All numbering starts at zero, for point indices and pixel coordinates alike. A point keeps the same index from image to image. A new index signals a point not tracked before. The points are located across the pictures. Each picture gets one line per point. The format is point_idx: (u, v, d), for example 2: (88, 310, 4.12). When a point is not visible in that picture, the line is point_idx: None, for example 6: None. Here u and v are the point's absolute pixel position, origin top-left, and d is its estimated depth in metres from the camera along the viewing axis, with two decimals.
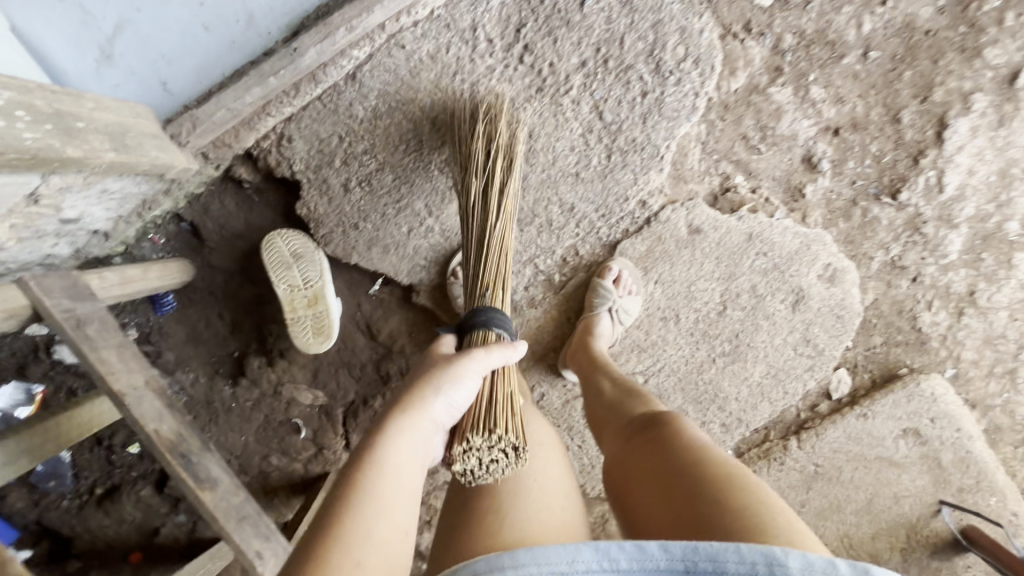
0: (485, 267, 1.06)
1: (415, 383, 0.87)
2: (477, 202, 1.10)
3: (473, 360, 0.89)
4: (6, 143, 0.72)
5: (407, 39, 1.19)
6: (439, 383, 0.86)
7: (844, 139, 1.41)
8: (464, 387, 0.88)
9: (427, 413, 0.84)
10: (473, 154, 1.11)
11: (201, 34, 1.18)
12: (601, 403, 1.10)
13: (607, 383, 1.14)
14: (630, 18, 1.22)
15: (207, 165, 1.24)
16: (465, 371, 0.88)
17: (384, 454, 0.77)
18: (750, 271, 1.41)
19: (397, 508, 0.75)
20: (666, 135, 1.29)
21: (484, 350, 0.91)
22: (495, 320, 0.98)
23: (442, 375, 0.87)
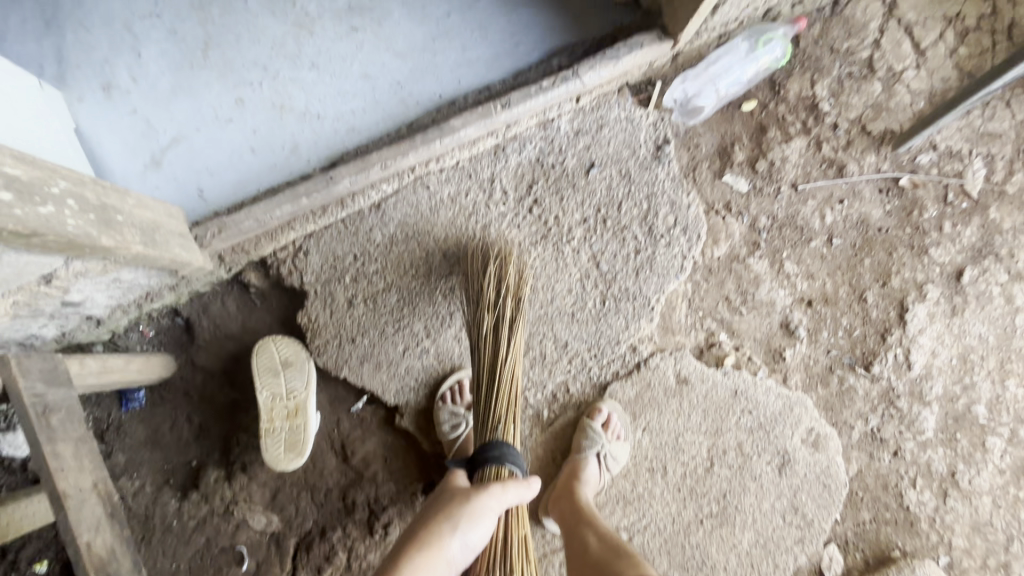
0: (495, 406, 1.11)
1: (432, 517, 0.91)
2: (491, 335, 1.16)
3: (490, 498, 0.92)
4: (50, 227, 0.74)
5: (432, 181, 1.33)
6: (454, 520, 0.89)
7: (817, 310, 1.54)
8: (479, 526, 0.90)
9: (442, 553, 0.87)
10: (489, 286, 1.19)
11: (247, 156, 1.34)
12: (586, 561, 1.03)
13: (592, 538, 1.08)
14: (628, 188, 1.40)
15: (221, 267, 1.28)
16: (482, 511, 0.90)
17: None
18: (736, 427, 1.41)
19: None
20: (657, 288, 1.39)
21: (501, 487, 0.94)
22: (510, 456, 1.02)
23: (460, 514, 0.89)
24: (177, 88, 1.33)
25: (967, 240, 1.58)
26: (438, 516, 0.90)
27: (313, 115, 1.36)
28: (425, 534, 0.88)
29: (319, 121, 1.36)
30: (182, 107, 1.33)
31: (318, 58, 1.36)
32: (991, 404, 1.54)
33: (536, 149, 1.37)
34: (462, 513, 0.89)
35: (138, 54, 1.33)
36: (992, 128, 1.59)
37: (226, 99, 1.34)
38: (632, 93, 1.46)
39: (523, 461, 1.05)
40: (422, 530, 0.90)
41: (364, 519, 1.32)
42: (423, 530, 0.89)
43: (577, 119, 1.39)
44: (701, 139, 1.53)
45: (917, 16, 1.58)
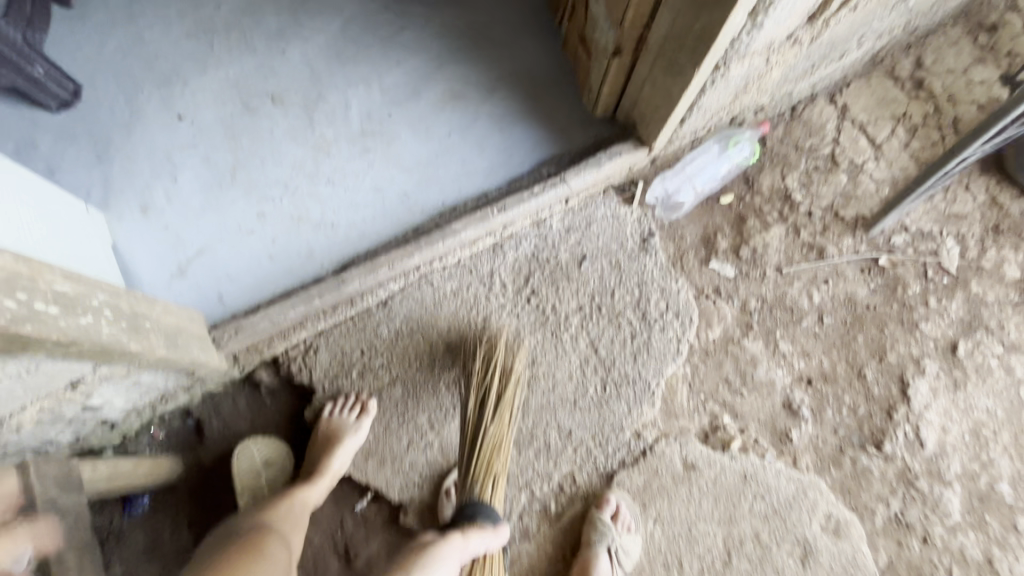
0: (473, 470, 1.19)
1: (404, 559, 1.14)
2: (476, 412, 1.23)
3: (450, 547, 1.08)
4: (88, 337, 0.82)
5: (436, 279, 1.43)
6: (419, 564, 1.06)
7: (818, 389, 1.55)
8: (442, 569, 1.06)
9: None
10: (477, 367, 1.27)
11: (266, 263, 1.46)
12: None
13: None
14: (619, 278, 1.49)
15: (234, 367, 1.33)
16: (443, 559, 1.06)
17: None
18: (751, 515, 1.37)
19: None
20: (655, 372, 1.43)
21: (461, 537, 1.10)
22: (482, 510, 1.16)
23: (421, 563, 1.06)
24: (206, 206, 1.48)
25: (954, 314, 1.63)
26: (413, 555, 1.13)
27: (327, 224, 1.49)
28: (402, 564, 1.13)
29: (332, 228, 1.49)
30: (209, 222, 1.47)
31: (333, 174, 1.52)
32: (1014, 482, 1.49)
33: (531, 246, 1.48)
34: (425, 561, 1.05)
35: (174, 179, 1.50)
36: (957, 210, 1.71)
37: (249, 214, 1.48)
38: (618, 193, 1.60)
39: (497, 514, 1.18)
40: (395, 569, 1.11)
41: None
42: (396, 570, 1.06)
43: (567, 218, 1.52)
44: (686, 230, 1.64)
45: (869, 116, 1.77)
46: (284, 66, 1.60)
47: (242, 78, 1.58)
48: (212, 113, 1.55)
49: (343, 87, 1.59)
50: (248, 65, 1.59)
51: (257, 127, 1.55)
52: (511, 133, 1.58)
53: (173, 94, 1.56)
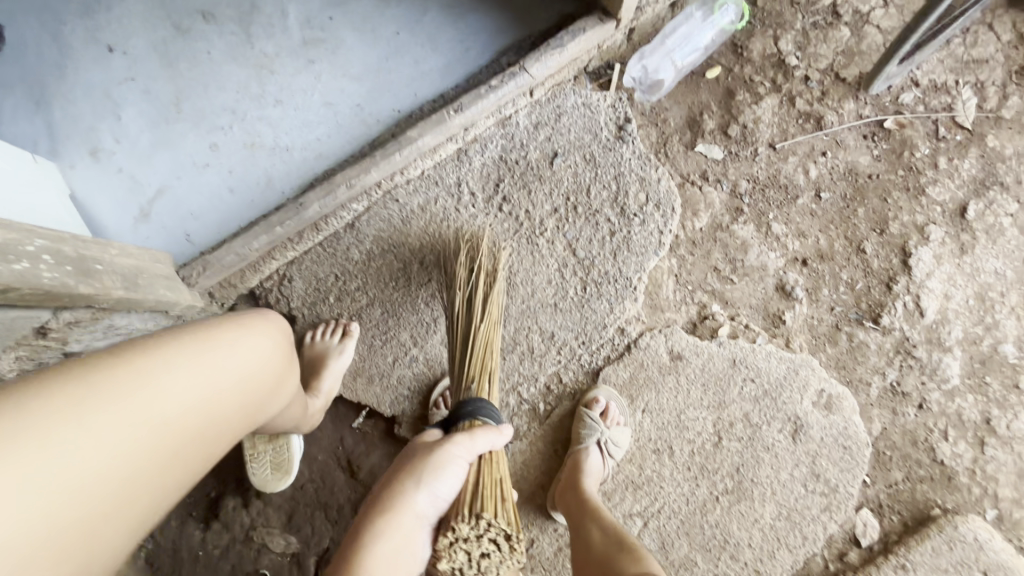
0: (468, 369, 1.17)
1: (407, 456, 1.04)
2: (463, 308, 1.21)
3: (453, 446, 0.98)
4: (25, 281, 0.81)
5: (401, 194, 1.37)
6: (421, 466, 0.95)
7: (813, 268, 1.48)
8: (450, 475, 0.96)
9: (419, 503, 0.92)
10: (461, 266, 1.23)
11: (227, 196, 1.41)
12: (590, 558, 1.06)
13: (596, 533, 1.10)
14: (594, 172, 1.39)
15: (212, 304, 1.33)
16: (446, 460, 0.96)
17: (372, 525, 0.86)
18: (740, 398, 1.37)
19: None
20: (637, 268, 1.38)
21: (466, 435, 1.00)
22: (483, 410, 1.08)
23: (422, 466, 0.95)
24: (156, 143, 1.41)
25: (966, 174, 1.50)
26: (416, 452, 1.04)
27: (282, 148, 1.42)
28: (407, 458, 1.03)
29: (288, 152, 1.42)
30: (162, 159, 1.41)
31: (280, 93, 1.42)
32: (1019, 343, 1.44)
33: (498, 147, 1.39)
34: (426, 465, 0.95)
35: (118, 117, 1.42)
36: (976, 54, 1.52)
37: (201, 146, 1.42)
38: (592, 79, 1.46)
39: (498, 413, 1.11)
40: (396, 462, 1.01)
41: None
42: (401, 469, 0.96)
43: (534, 112, 1.40)
44: (667, 112, 1.51)
45: None
46: None
47: None
48: (142, 40, 1.43)
49: None
50: None
51: (193, 49, 1.43)
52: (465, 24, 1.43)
53: (98, 23, 1.44)
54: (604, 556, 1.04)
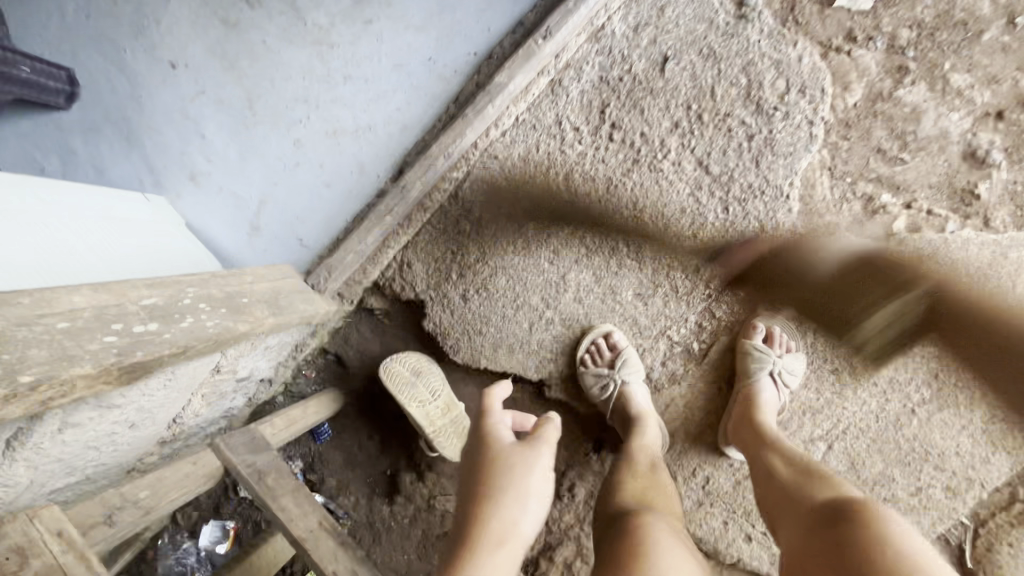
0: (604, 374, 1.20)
1: (479, 472, 0.75)
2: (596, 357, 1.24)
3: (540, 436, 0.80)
4: (197, 336, 0.81)
5: (499, 149, 1.24)
6: (503, 488, 0.72)
7: (1012, 121, 1.18)
8: (532, 508, 0.71)
9: (517, 538, 0.69)
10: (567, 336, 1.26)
11: (324, 191, 1.37)
12: (771, 484, 0.95)
13: (779, 464, 0.98)
14: (717, 68, 1.16)
15: (344, 303, 1.33)
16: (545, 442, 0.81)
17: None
18: (932, 297, 1.17)
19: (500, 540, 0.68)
20: (785, 172, 1.17)
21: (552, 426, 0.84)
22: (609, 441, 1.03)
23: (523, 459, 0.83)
24: (245, 153, 1.38)
25: None
26: (493, 473, 0.74)
27: (365, 128, 1.33)
28: (497, 485, 0.73)
29: (372, 131, 1.33)
30: (255, 168, 1.38)
31: (347, 69, 1.30)
32: None
33: (597, 67, 1.19)
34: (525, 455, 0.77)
35: (202, 134, 1.38)
36: None
37: (286, 146, 1.36)
38: None
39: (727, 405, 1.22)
40: (650, 507, 0.88)
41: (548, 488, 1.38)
42: (475, 487, 0.73)
43: (631, 13, 1.17)
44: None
45: None
46: None
47: None
48: (198, 46, 1.36)
49: None
50: None
51: (248, 42, 1.34)
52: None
53: (154, 40, 1.38)
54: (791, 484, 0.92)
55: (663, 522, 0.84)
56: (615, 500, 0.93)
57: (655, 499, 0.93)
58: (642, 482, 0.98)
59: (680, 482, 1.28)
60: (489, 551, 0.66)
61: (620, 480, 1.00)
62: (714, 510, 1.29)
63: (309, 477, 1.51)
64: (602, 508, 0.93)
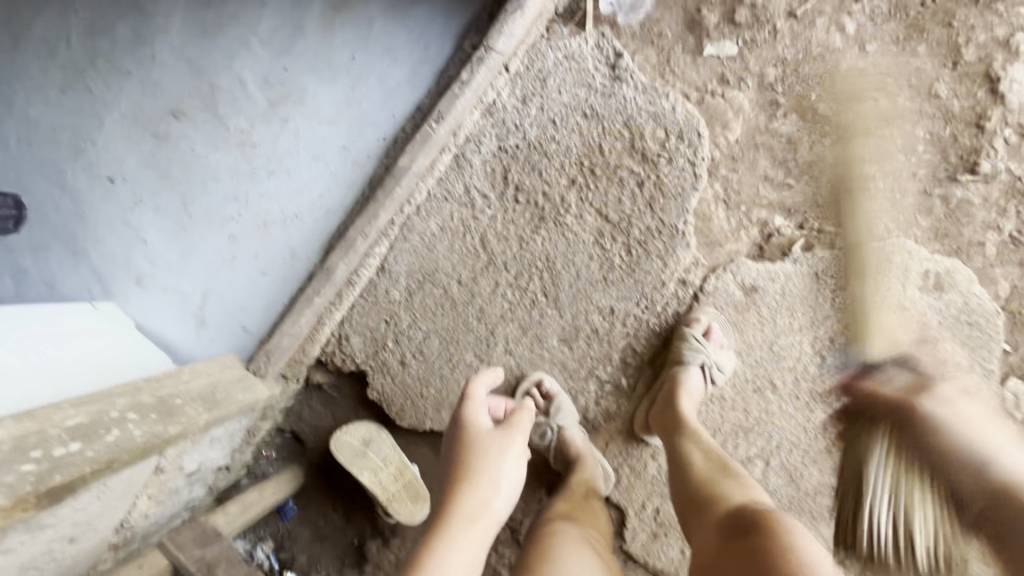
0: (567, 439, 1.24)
1: (458, 450, 0.97)
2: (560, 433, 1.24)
3: (509, 434, 1.00)
4: (123, 449, 0.86)
5: (416, 222, 1.33)
6: (479, 473, 0.93)
7: (880, 137, 1.28)
8: (503, 490, 0.93)
9: (488, 514, 0.90)
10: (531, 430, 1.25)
11: (262, 278, 1.46)
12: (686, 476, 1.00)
13: (696, 456, 1.04)
14: (601, 126, 1.27)
15: (290, 381, 1.38)
16: (504, 439, 0.98)
17: (432, 557, 0.80)
18: (833, 309, 1.24)
19: (468, 540, 0.85)
20: (679, 211, 1.26)
21: (517, 426, 1.02)
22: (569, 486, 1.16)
23: (474, 461, 0.95)
24: (185, 252, 1.44)
25: None
26: (469, 459, 0.95)
27: (291, 216, 1.44)
28: (471, 469, 0.94)
29: (299, 220, 1.45)
30: (195, 266, 1.44)
31: (269, 164, 1.41)
32: None
33: (494, 138, 1.29)
34: (489, 446, 0.97)
35: (144, 240, 1.45)
36: None
37: (222, 242, 1.44)
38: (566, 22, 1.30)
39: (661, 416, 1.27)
40: (572, 522, 0.98)
41: (509, 538, 1.39)
42: (460, 467, 0.94)
43: (518, 86, 1.28)
44: (662, 23, 1.31)
45: None
46: (162, 74, 1.43)
47: (134, 108, 1.45)
48: (133, 160, 1.45)
49: (226, 63, 1.39)
50: (132, 93, 1.44)
51: (177, 150, 1.43)
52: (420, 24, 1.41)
53: (92, 159, 1.47)
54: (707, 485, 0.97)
55: (579, 534, 0.96)
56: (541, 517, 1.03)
57: (579, 515, 1.04)
58: (571, 504, 1.08)
59: (630, 515, 1.32)
60: (462, 528, 0.85)
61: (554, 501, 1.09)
62: (669, 539, 1.32)
63: (280, 557, 1.53)
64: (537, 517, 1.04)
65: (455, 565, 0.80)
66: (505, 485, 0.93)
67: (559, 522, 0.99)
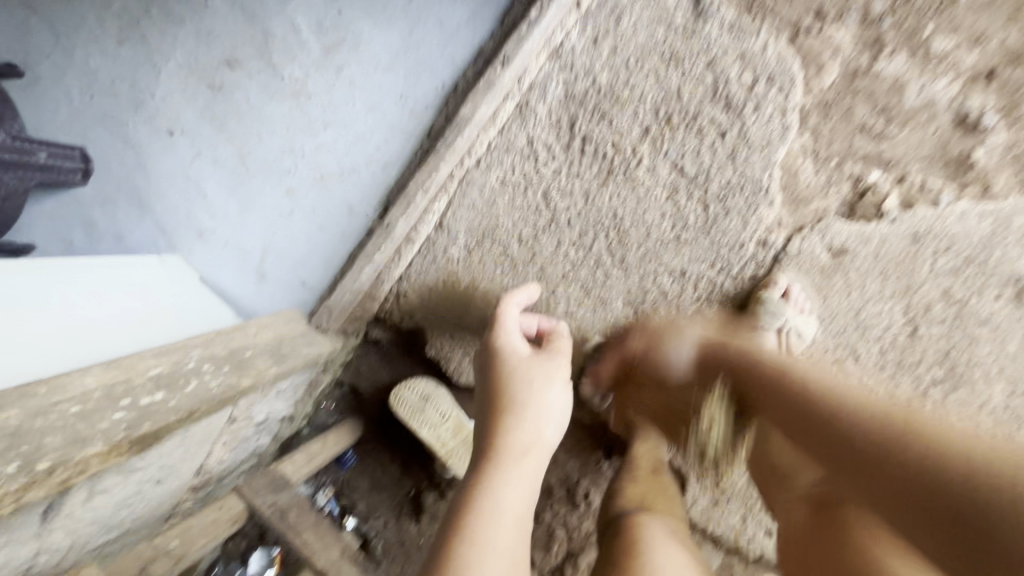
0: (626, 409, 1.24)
1: (498, 381, 0.93)
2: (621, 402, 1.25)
3: (553, 363, 0.97)
4: (202, 399, 0.88)
5: (476, 176, 1.27)
6: (523, 402, 0.89)
7: (1006, 79, 1.12)
8: (550, 418, 0.90)
9: (539, 445, 0.86)
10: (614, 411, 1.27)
11: (319, 233, 1.44)
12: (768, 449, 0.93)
13: None
14: (681, 70, 1.15)
15: (349, 338, 1.37)
16: (549, 366, 0.96)
17: (489, 485, 0.76)
18: (933, 275, 1.13)
19: (520, 481, 0.79)
20: (764, 164, 1.15)
21: (557, 355, 1.00)
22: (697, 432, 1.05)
23: (520, 393, 0.90)
24: (244, 206, 1.45)
25: None
26: (512, 387, 0.91)
27: (349, 170, 1.40)
28: (517, 398, 0.89)
29: (356, 173, 1.41)
30: (254, 220, 1.45)
31: (325, 115, 1.37)
32: None
33: (561, 83, 1.19)
34: (533, 375, 0.93)
35: (204, 194, 1.46)
36: None
37: (280, 196, 1.43)
38: None
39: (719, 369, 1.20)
40: (650, 510, 0.90)
41: (565, 497, 1.39)
42: (503, 399, 0.90)
43: (588, 25, 1.16)
44: None
45: None
46: (215, 21, 1.38)
47: (190, 57, 1.42)
48: (191, 112, 1.44)
49: (280, 9, 1.34)
50: (187, 42, 1.41)
51: (233, 101, 1.41)
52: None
53: (152, 111, 1.47)
54: (791, 455, 0.87)
55: (663, 526, 0.86)
56: (615, 504, 0.95)
57: (656, 502, 0.94)
58: (644, 487, 0.99)
59: (692, 482, 1.29)
60: (514, 460, 0.81)
61: (624, 485, 1.01)
62: (730, 506, 1.29)
63: (341, 503, 1.58)
64: (605, 511, 0.96)
65: (506, 502, 0.75)
66: (552, 419, 0.90)
67: (637, 513, 0.89)
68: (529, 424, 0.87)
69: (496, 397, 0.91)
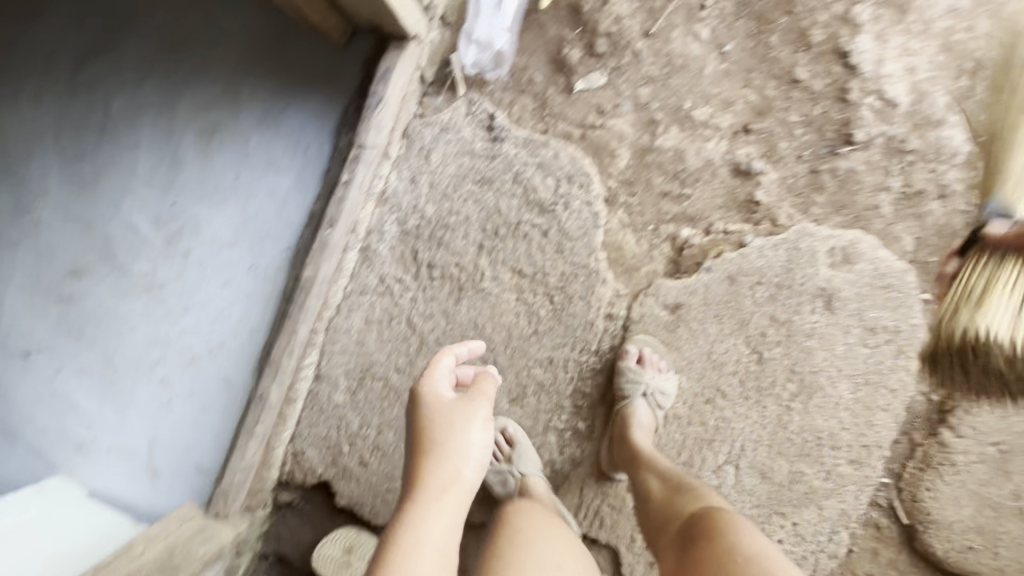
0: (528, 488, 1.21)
1: (418, 428, 0.88)
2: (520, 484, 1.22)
3: (480, 399, 0.91)
4: None
5: (340, 321, 1.33)
6: (443, 442, 0.85)
7: (759, 130, 1.33)
8: (473, 456, 0.85)
9: (460, 482, 0.82)
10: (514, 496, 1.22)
11: (201, 413, 1.39)
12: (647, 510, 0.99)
13: (654, 482, 1.03)
14: (493, 189, 1.29)
15: (256, 510, 1.35)
16: (475, 401, 0.90)
17: (401, 534, 0.74)
18: (757, 306, 1.28)
19: (440, 518, 0.77)
20: (588, 251, 1.28)
21: (484, 395, 0.93)
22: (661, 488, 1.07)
23: (437, 430, 0.86)
24: (120, 407, 1.40)
25: None
26: (430, 432, 0.86)
27: (217, 346, 1.38)
28: (436, 442, 0.85)
29: (225, 346, 1.38)
30: (134, 418, 1.40)
31: (182, 300, 1.38)
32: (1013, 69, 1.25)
33: (395, 223, 1.30)
34: (455, 410, 0.88)
35: (77, 406, 1.41)
36: None
37: (154, 388, 1.40)
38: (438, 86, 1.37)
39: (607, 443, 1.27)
40: None
41: None
42: (425, 439, 0.86)
43: (403, 169, 1.31)
44: (530, 70, 1.37)
45: None
46: (53, 237, 1.41)
47: (34, 276, 1.42)
48: (45, 329, 1.42)
49: (115, 213, 1.39)
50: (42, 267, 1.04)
51: (88, 309, 1.40)
52: (281, 119, 1.34)
53: (3, 338, 1.43)
54: (662, 509, 0.95)
55: None
56: None
57: None
58: None
59: (623, 552, 1.31)
60: (432, 497, 0.79)
61: None
62: None
63: None
64: None
65: (425, 536, 0.74)
66: (476, 456, 0.85)
67: None
68: (449, 460, 0.83)
69: (417, 436, 0.88)
